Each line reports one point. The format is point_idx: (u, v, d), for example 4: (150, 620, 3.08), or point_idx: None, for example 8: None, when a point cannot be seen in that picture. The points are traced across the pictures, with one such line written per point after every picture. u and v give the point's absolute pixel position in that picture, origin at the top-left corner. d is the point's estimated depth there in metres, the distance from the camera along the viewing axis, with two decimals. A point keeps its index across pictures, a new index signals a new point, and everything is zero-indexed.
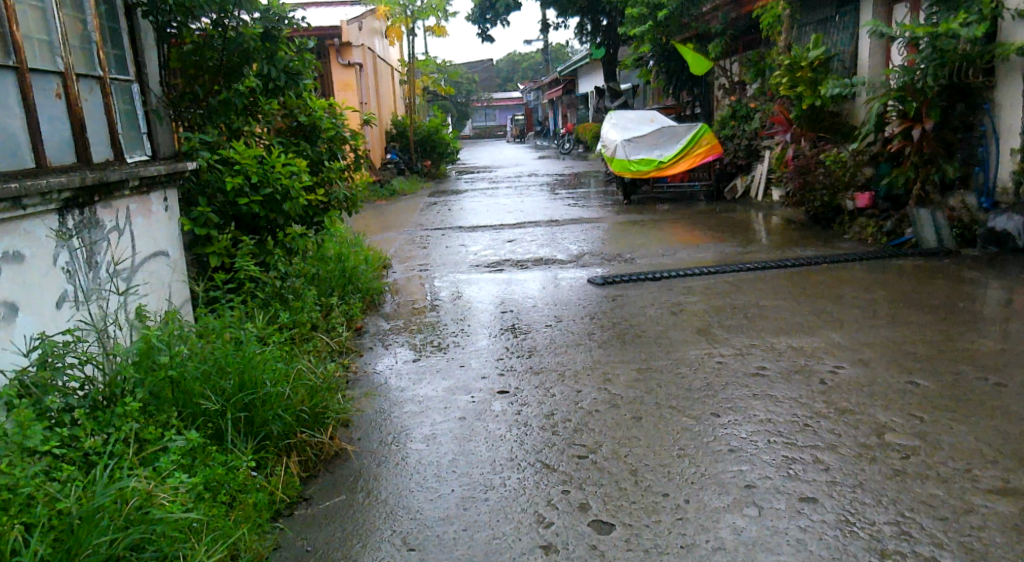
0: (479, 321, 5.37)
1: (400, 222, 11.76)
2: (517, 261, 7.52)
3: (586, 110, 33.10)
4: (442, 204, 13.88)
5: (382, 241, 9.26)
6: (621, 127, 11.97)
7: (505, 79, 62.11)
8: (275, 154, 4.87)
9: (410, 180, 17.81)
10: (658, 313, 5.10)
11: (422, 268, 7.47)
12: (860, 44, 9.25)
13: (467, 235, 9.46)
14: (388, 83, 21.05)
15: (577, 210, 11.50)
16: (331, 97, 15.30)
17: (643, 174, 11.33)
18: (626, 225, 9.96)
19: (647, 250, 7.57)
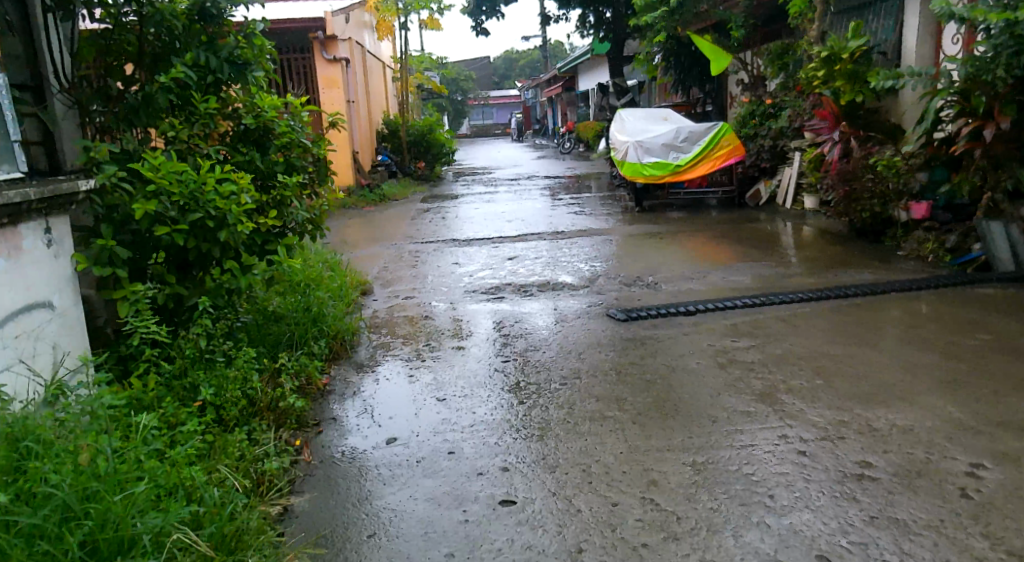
0: (475, 373, 4.28)
1: (387, 234, 10.70)
2: (518, 285, 6.43)
3: (587, 108, 31.93)
4: (435, 211, 12.80)
5: (364, 258, 8.16)
6: (631, 127, 10.88)
7: (503, 76, 60.89)
8: (207, 165, 3.76)
9: (402, 184, 16.72)
10: (700, 365, 4.04)
11: (408, 294, 6.39)
12: (907, 31, 8.11)
13: (460, 250, 8.38)
14: (378, 80, 19.95)
15: (583, 219, 10.44)
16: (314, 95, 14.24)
17: (657, 179, 10.26)
18: (639, 237, 8.88)
19: (671, 272, 6.51)
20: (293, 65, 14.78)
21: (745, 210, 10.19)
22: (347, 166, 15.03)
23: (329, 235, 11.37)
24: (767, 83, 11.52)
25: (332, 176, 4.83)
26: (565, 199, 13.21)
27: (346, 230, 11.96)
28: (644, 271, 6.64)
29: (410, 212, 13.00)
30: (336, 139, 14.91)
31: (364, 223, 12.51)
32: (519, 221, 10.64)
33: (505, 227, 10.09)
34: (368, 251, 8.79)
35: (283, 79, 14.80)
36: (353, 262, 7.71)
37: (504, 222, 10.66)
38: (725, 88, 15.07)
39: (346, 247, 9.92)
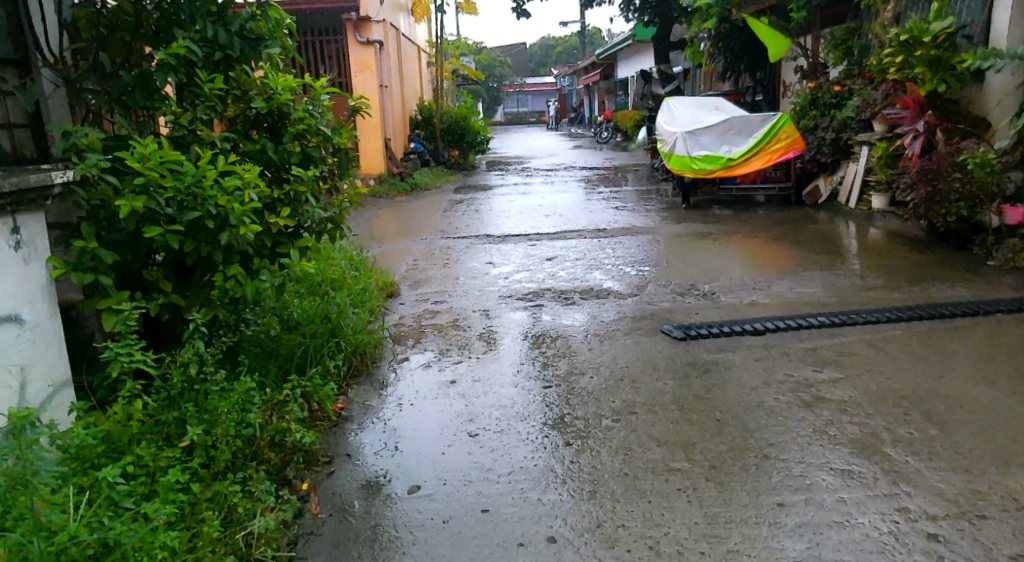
0: (511, 398, 3.69)
1: (419, 227, 10.16)
2: (559, 291, 5.83)
3: (625, 96, 31.09)
4: (468, 202, 12.21)
5: (391, 256, 7.61)
6: (679, 118, 10.18)
7: (538, 63, 59.99)
8: (207, 155, 3.19)
9: (435, 173, 16.18)
10: (782, 401, 3.43)
11: (438, 298, 5.83)
12: (998, 12, 7.37)
13: (495, 248, 7.79)
14: (412, 65, 19.40)
15: (627, 215, 9.78)
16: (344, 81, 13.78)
17: (708, 174, 9.61)
18: (688, 236, 8.20)
19: (731, 279, 5.87)
20: (325, 47, 14.25)
21: (802, 208, 9.47)
22: (378, 154, 14.53)
23: (358, 227, 10.85)
24: (827, 72, 10.74)
25: (355, 167, 4.24)
26: (605, 193, 12.55)
27: (375, 221, 11.44)
28: (701, 277, 6.00)
29: (442, 203, 12.44)
30: (367, 126, 14.40)
31: (394, 214, 11.98)
32: (557, 215, 10.02)
33: (543, 222, 9.48)
34: (397, 247, 8.23)
35: (315, 62, 14.28)
36: (379, 260, 7.16)
37: (541, 216, 10.04)
38: (777, 75, 14.31)
39: (374, 240, 9.39)
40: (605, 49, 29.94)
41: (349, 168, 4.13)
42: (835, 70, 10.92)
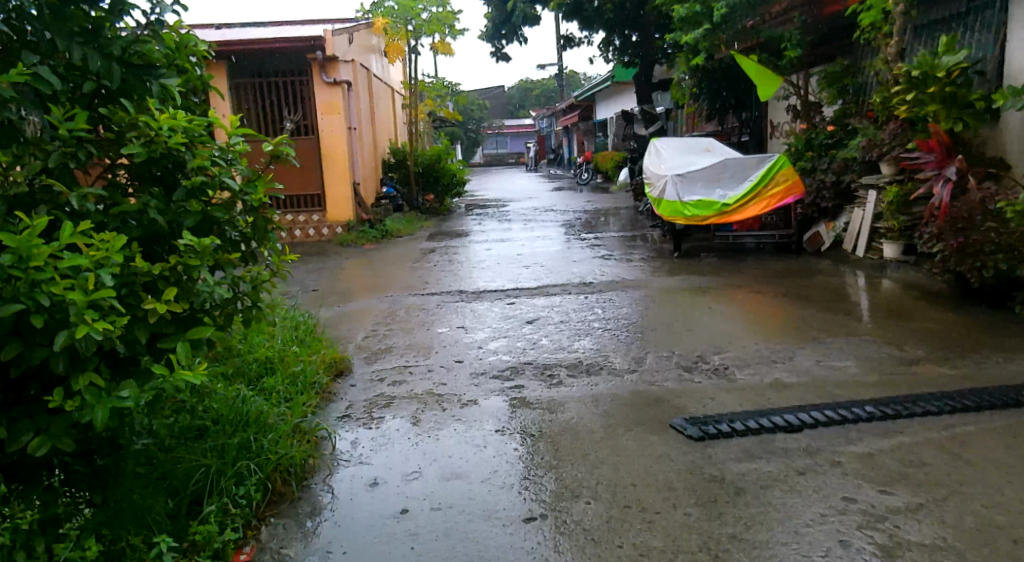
0: (475, 540, 2.79)
1: (387, 280, 9.25)
2: (540, 365, 4.92)
3: (605, 137, 30.55)
4: (441, 251, 11.33)
5: (349, 319, 6.69)
6: (668, 159, 9.42)
7: (517, 105, 59.87)
8: (47, 220, 2.28)
9: (407, 218, 15.31)
10: (852, 548, 2.51)
11: (396, 375, 4.90)
12: (1014, 44, 6.61)
13: (469, 307, 6.89)
14: (385, 107, 18.65)
15: (613, 265, 8.93)
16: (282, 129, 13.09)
17: (701, 221, 8.72)
18: (684, 291, 7.32)
19: (743, 350, 4.99)
20: (289, 88, 13.41)
21: (803, 257, 8.67)
22: (347, 201, 13.67)
23: (320, 280, 9.92)
24: (822, 111, 10.03)
25: (277, 230, 3.27)
26: (588, 239, 11.72)
27: (339, 273, 10.52)
28: (706, 348, 5.12)
29: (413, 253, 11.54)
30: (335, 171, 13.55)
31: (361, 265, 11.07)
32: (538, 266, 9.16)
33: (522, 274, 8.62)
34: (358, 308, 7.30)
35: (279, 104, 13.42)
36: (334, 327, 6.23)
37: (520, 267, 9.16)
38: (765, 115, 13.68)
39: (335, 297, 8.44)
40: (584, 90, 29.48)
41: (267, 234, 3.18)
42: (830, 109, 10.23)
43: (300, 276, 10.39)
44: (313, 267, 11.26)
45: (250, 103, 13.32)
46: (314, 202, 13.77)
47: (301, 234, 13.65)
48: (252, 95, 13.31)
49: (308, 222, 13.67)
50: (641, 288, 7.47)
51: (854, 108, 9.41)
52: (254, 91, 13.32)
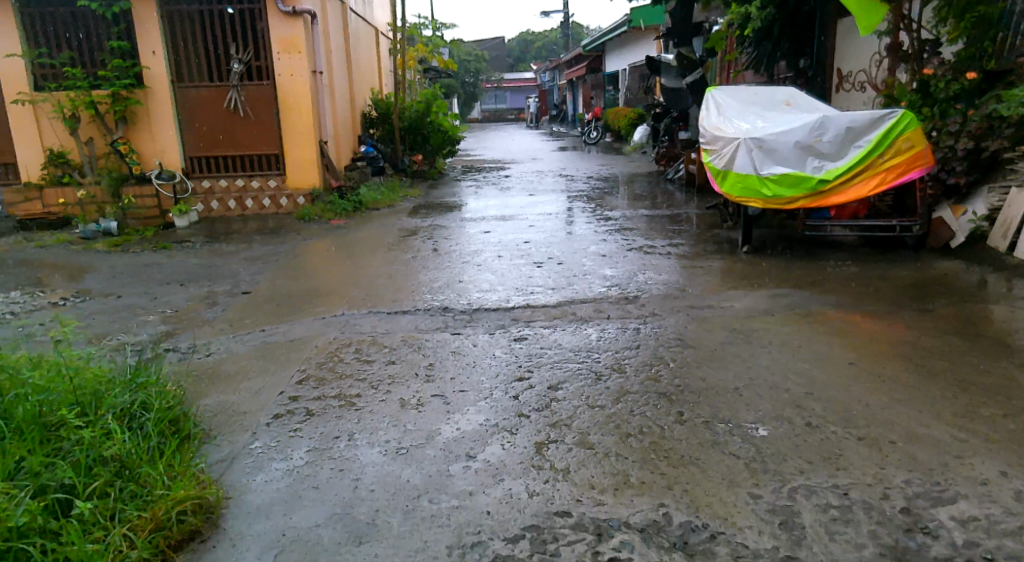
0: None
1: (344, 278, 6.80)
2: (584, 529, 2.52)
3: (616, 92, 27.78)
4: (425, 233, 8.81)
5: (262, 372, 4.22)
6: (735, 119, 6.90)
7: (518, 58, 56.75)
8: None
9: (389, 185, 12.78)
10: None
11: (299, 547, 2.52)
12: None
13: (458, 345, 4.45)
14: (366, 51, 15.97)
15: (658, 264, 6.46)
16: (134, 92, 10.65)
17: (787, 204, 6.14)
18: (779, 310, 4.86)
19: (989, 496, 2.58)
20: (237, 21, 10.77)
21: (927, 256, 6.19)
22: (312, 162, 11.12)
23: (261, 275, 7.45)
24: (940, 52, 7.44)
25: None
26: (611, 218, 9.19)
27: (290, 262, 8.01)
28: (905, 482, 2.68)
29: (389, 233, 9.06)
30: (296, 126, 11.00)
31: (321, 249, 8.60)
32: (553, 261, 6.67)
33: (530, 276, 6.15)
34: (287, 341, 4.83)
35: (224, 41, 10.83)
36: (226, 402, 3.78)
37: (527, 264, 6.67)
38: (827, 62, 11.07)
39: (267, 308, 5.96)
40: (593, 38, 26.63)
41: None
42: (949, 47, 7.63)
43: (238, 268, 7.92)
44: (259, 251, 8.80)
45: (189, 38, 10.74)
46: (270, 164, 11.20)
47: (254, 204, 11.11)
48: (191, 28, 10.73)
49: (263, 190, 11.13)
50: (714, 304, 5.02)
51: (992, 47, 6.76)
52: (193, 25, 10.72)
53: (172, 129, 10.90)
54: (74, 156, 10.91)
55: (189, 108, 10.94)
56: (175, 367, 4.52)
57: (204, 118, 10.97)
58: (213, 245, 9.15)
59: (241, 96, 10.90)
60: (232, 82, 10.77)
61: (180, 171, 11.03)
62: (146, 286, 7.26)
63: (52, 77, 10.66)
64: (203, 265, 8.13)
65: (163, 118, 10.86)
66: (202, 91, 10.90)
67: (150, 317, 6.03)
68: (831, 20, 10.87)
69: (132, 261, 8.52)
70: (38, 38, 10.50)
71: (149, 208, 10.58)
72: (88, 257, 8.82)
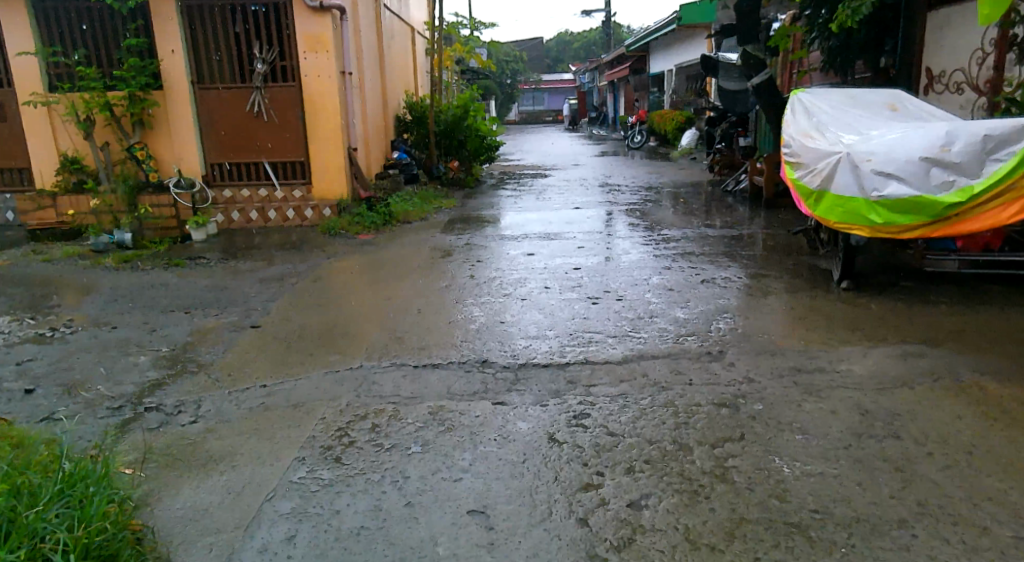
0: None
1: (366, 309, 5.86)
2: None
3: (661, 93, 26.59)
4: (460, 253, 7.85)
5: (251, 458, 3.28)
6: (828, 130, 5.84)
7: (556, 59, 55.72)
8: None
9: (423, 194, 11.90)
10: None
11: None
12: None
13: (504, 422, 3.48)
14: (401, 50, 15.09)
15: (738, 301, 5.43)
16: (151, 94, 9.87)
17: (900, 233, 5.12)
18: (909, 377, 3.83)
19: None
20: (261, 18, 9.94)
21: None
22: (340, 170, 10.27)
23: (275, 302, 6.56)
24: None
25: None
26: (669, 238, 8.14)
27: (309, 285, 7.11)
28: None
29: (421, 252, 8.14)
30: (324, 132, 10.16)
31: (345, 269, 7.70)
32: (612, 296, 5.66)
33: (585, 316, 5.15)
34: (290, 405, 3.89)
35: (247, 38, 10.02)
36: (198, 508, 2.85)
37: (580, 298, 5.68)
38: (915, 62, 9.96)
39: (273, 350, 5.05)
40: (638, 38, 25.47)
41: None
42: None
43: (251, 292, 7.03)
44: (277, 270, 7.93)
45: (209, 34, 9.94)
46: (295, 172, 10.35)
47: (276, 216, 10.22)
48: (212, 23, 9.93)
49: (287, 200, 10.29)
50: (825, 364, 4.00)
51: None
52: (214, 22, 9.92)
53: (191, 134, 10.10)
54: (88, 161, 10.14)
55: (210, 111, 10.13)
56: (149, 442, 3.61)
57: (225, 121, 10.16)
58: (228, 263, 8.32)
59: (264, 98, 10.08)
60: (255, 83, 9.95)
61: (200, 179, 10.23)
62: (145, 313, 6.40)
63: (66, 77, 9.92)
64: (213, 288, 7.26)
65: (182, 121, 10.06)
66: (223, 93, 10.09)
67: (139, 358, 5.15)
68: (919, 13, 9.78)
69: (137, 279, 7.70)
70: (51, 34, 9.76)
71: (165, 218, 9.79)
72: (92, 274, 8.03)
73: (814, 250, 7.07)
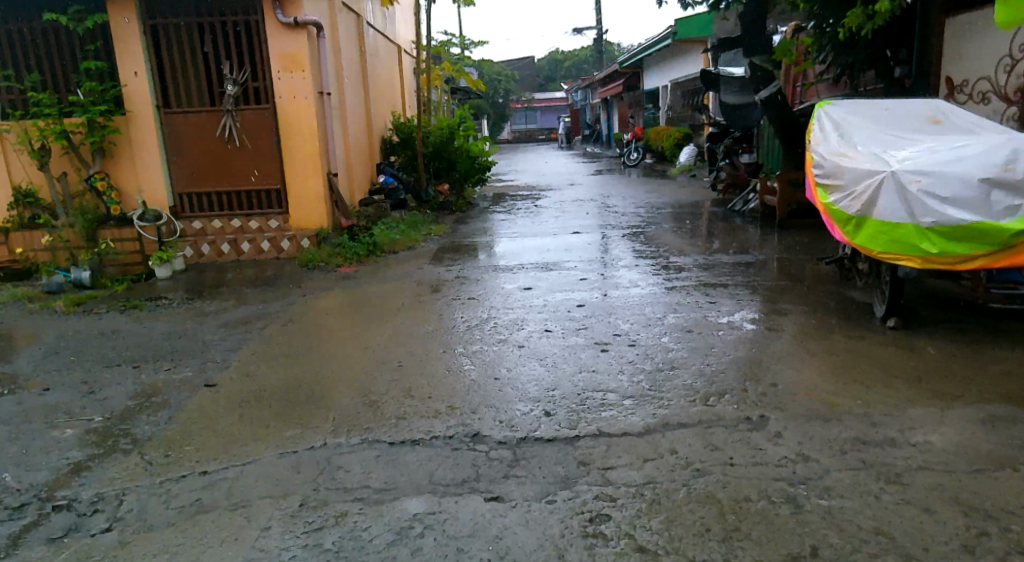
0: None
1: (338, 360, 5.06)
2: None
3: (658, 109, 25.94)
4: (450, 287, 7.08)
5: None
6: (866, 147, 5.10)
7: (548, 78, 55.41)
8: None
9: (410, 220, 11.15)
10: None
11: None
12: None
13: (501, 531, 2.76)
14: (387, 69, 14.39)
15: (770, 345, 4.67)
16: (111, 120, 9.13)
17: (956, 263, 4.37)
18: (1006, 452, 3.06)
19: None
20: (231, 35, 9.22)
21: None
22: (319, 198, 9.49)
23: (238, 352, 5.77)
24: None
25: None
26: (679, 266, 7.36)
27: (278, 330, 6.32)
28: None
29: (406, 287, 7.38)
30: (300, 157, 9.40)
31: (319, 309, 6.90)
32: (623, 341, 4.89)
33: (592, 369, 4.37)
34: (230, 506, 3.13)
35: (216, 58, 9.28)
36: None
37: (586, 344, 4.90)
38: (932, 72, 9.25)
39: (224, 418, 4.25)
40: (632, 53, 24.86)
41: None
42: None
43: (212, 340, 6.24)
44: (247, 311, 7.16)
45: (176, 54, 9.17)
46: (270, 201, 9.59)
47: (250, 248, 9.39)
48: (178, 42, 9.18)
49: (262, 231, 9.49)
50: (895, 433, 3.23)
51: None
52: (181, 41, 9.17)
53: (157, 162, 9.34)
54: (46, 195, 9.40)
55: (177, 137, 9.37)
56: None
57: (194, 148, 9.39)
58: (193, 303, 7.56)
59: (236, 122, 9.33)
60: (225, 106, 9.20)
61: (167, 210, 9.45)
62: (89, 369, 5.63)
63: (21, 104, 9.18)
64: (171, 335, 6.48)
65: (147, 148, 9.29)
66: (192, 117, 9.34)
67: (66, 431, 4.35)
68: (935, 19, 9.08)
69: (88, 325, 6.92)
70: (4, 58, 9.03)
71: (127, 252, 9.01)
72: (40, 320, 7.26)
73: (845, 278, 6.30)
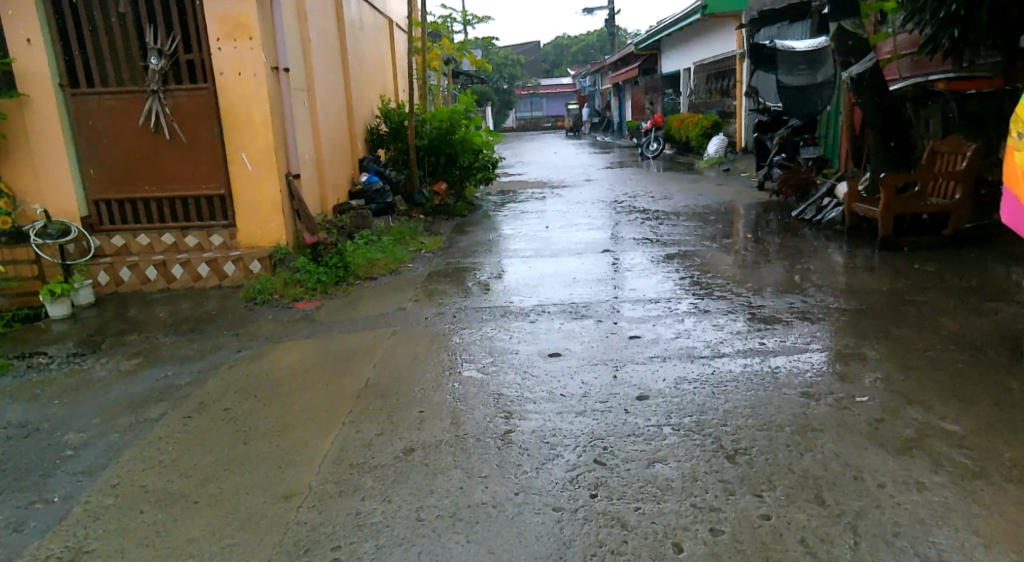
0: None
1: (236, 530, 2.84)
2: None
3: (678, 95, 23.53)
4: (440, 345, 4.88)
5: None
6: None
7: (553, 64, 53.02)
8: None
9: (399, 229, 8.94)
10: None
11: None
12: None
13: None
14: (374, 46, 12.09)
15: None
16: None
17: None
18: None
19: None
20: None
21: None
22: (275, 208, 7.28)
23: (95, 481, 3.51)
24: None
25: None
26: (765, 315, 5.15)
27: (175, 426, 4.06)
28: None
29: (378, 341, 5.19)
30: (249, 153, 7.16)
31: (245, 380, 4.62)
32: (745, 510, 2.71)
33: None
34: None
35: (138, 21, 7.03)
36: None
37: (676, 512, 2.71)
38: None
39: None
40: (649, 33, 22.38)
41: None
42: None
43: (72, 443, 4.03)
44: (150, 378, 4.95)
45: (85, 17, 6.92)
46: (212, 211, 7.39)
47: (184, 275, 7.18)
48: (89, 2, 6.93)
49: (202, 250, 7.30)
50: None
51: None
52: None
53: (60, 161, 7.09)
54: None
55: (90, 126, 7.14)
56: None
57: (112, 142, 7.17)
58: (85, 362, 5.40)
59: (166, 107, 7.10)
60: (151, 86, 6.97)
61: (78, 223, 7.23)
62: None
63: None
64: (14, 433, 4.19)
65: (48, 141, 7.05)
66: (108, 100, 7.10)
67: None
68: None
69: None
70: None
71: (24, 280, 6.92)
72: None
73: None
